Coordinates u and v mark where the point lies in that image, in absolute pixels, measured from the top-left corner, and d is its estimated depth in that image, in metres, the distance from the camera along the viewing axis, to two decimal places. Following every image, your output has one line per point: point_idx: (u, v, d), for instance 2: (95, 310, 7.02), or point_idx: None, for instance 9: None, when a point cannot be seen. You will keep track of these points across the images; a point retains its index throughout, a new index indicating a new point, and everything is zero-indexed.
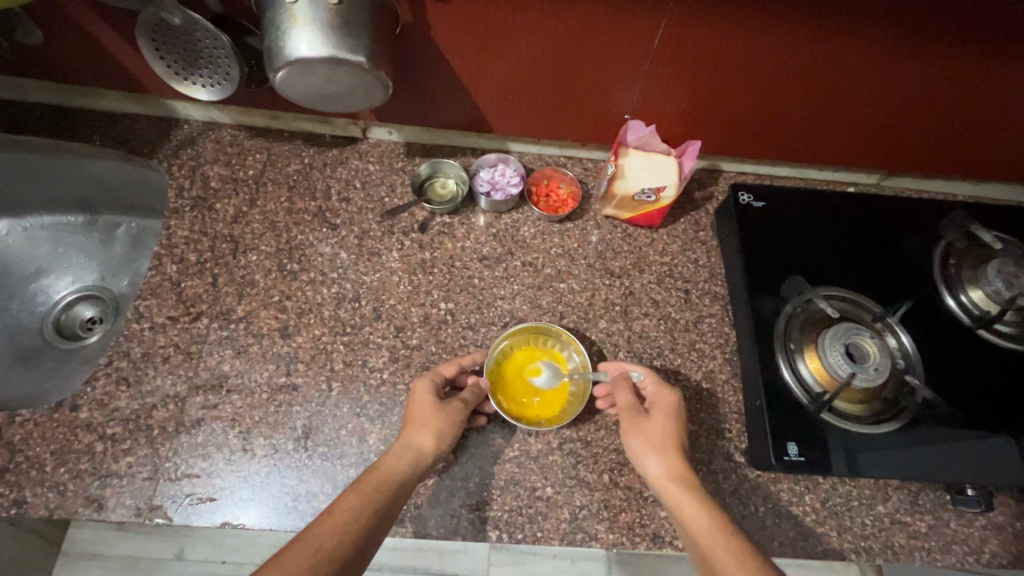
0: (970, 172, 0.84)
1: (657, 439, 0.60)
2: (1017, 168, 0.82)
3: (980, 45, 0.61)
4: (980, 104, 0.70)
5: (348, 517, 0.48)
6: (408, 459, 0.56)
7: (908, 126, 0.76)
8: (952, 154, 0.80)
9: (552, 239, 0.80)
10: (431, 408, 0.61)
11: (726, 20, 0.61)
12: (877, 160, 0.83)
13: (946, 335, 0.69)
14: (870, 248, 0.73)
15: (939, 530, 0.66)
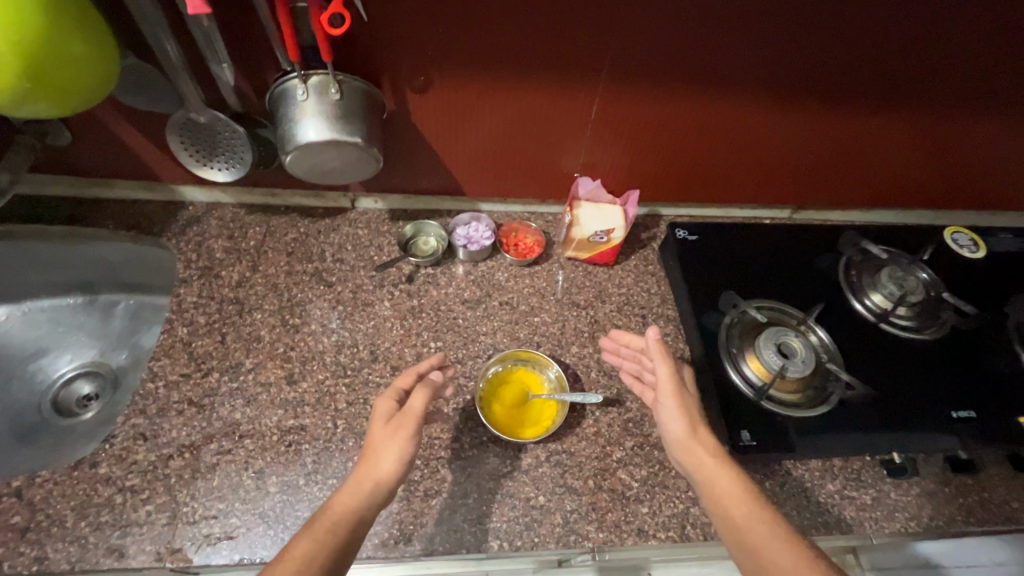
0: (859, 201, 1.02)
1: (690, 414, 0.66)
2: (893, 194, 1.01)
3: (836, 99, 0.79)
4: (852, 144, 0.89)
5: (300, 564, 0.50)
6: (364, 493, 0.58)
7: (804, 167, 0.94)
8: (841, 187, 0.98)
9: (523, 280, 0.92)
10: (387, 429, 0.63)
11: (644, 94, 0.78)
12: (785, 196, 1.00)
13: (858, 332, 0.82)
14: (787, 266, 0.88)
15: (882, 500, 0.76)
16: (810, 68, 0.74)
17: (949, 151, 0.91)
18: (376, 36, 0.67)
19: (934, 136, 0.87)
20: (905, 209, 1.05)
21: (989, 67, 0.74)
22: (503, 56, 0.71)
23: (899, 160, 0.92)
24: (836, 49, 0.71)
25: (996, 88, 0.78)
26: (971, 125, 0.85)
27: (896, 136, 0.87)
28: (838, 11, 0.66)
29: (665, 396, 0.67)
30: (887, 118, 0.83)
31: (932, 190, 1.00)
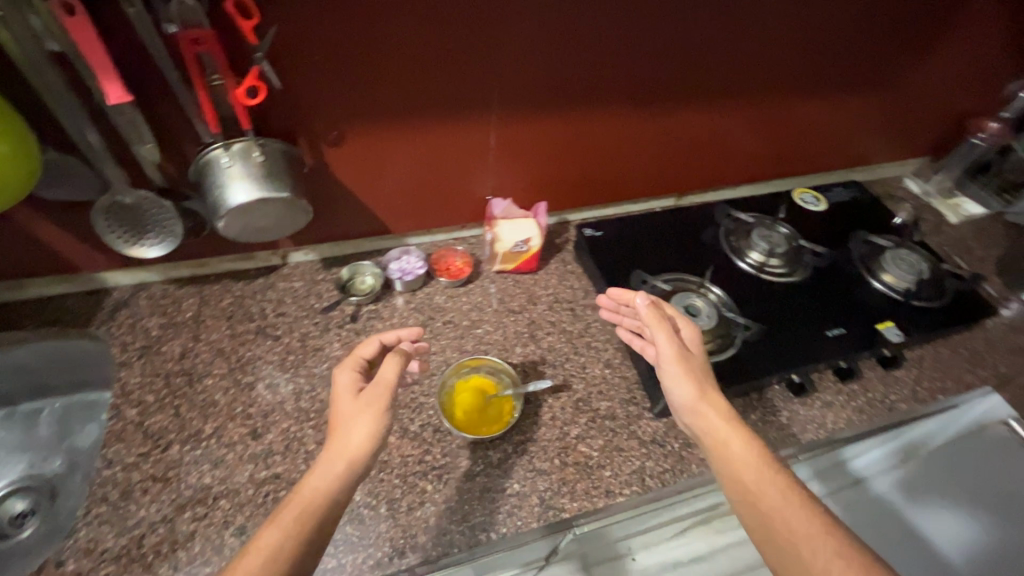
0: (727, 183, 1.20)
1: (694, 378, 0.73)
2: (752, 172, 1.20)
3: (687, 96, 0.97)
4: (710, 135, 1.07)
5: (266, 556, 0.52)
6: (336, 474, 0.59)
7: (679, 161, 1.11)
8: (710, 173, 1.16)
9: (461, 299, 1.01)
10: (361, 403, 0.64)
11: (531, 115, 0.90)
12: (668, 188, 1.16)
13: (745, 284, 0.99)
14: (679, 242, 1.04)
15: (796, 417, 0.90)
16: (662, 73, 0.91)
17: (781, 129, 1.12)
18: (293, 98, 0.75)
19: (767, 117, 1.08)
20: (763, 183, 1.25)
21: (786, 52, 0.96)
22: (409, 99, 0.81)
23: (749, 143, 1.13)
24: (676, 53, 0.89)
25: (796, 68, 1.00)
26: (790, 102, 1.07)
27: (741, 121, 1.07)
28: (668, 22, 0.84)
29: (668, 364, 0.75)
30: (730, 106, 1.03)
31: (780, 164, 1.21)
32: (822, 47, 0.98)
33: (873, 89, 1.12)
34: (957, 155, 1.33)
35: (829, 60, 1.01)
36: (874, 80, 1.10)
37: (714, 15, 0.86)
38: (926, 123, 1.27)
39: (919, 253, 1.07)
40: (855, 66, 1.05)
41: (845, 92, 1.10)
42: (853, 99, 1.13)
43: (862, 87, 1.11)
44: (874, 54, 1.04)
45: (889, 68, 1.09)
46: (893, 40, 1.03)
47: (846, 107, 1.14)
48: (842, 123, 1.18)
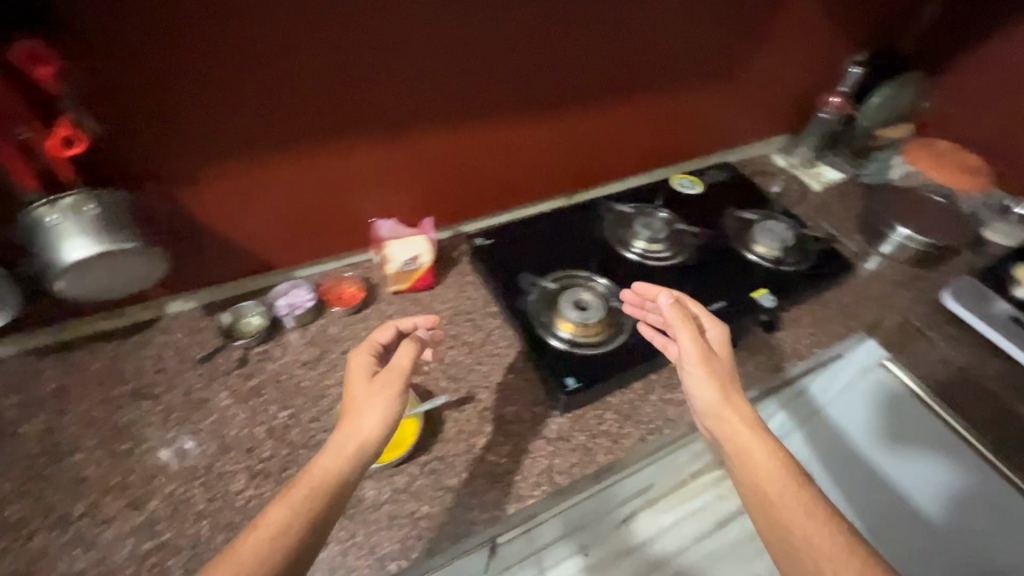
0: (615, 175, 1.25)
1: (719, 381, 0.77)
2: (636, 162, 1.25)
3: (555, 98, 1.01)
4: (587, 133, 1.12)
5: (275, 531, 0.54)
6: (348, 454, 0.63)
7: (563, 162, 1.14)
8: (596, 167, 1.20)
9: (358, 326, 0.99)
10: (380, 386, 0.68)
11: (401, 129, 0.90)
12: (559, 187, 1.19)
13: (631, 273, 1.03)
14: (568, 241, 1.07)
15: (691, 392, 0.94)
16: (525, 78, 0.94)
17: (653, 121, 1.19)
18: (130, 137, 0.71)
19: (636, 110, 1.14)
20: (649, 172, 1.30)
21: (638, 47, 1.03)
22: (268, 127, 0.79)
23: (625, 137, 1.18)
24: (534, 57, 0.93)
25: (652, 62, 1.07)
26: (655, 95, 1.14)
27: (613, 117, 1.12)
28: (519, 27, 0.88)
29: (691, 364, 0.79)
30: (599, 103, 1.08)
31: (660, 152, 1.27)
32: (670, 40, 1.05)
33: (727, 75, 1.22)
34: (811, 129, 1.46)
35: (680, 52, 1.09)
36: (726, 67, 1.19)
37: (562, 18, 0.91)
38: (780, 102, 1.39)
39: (782, 221, 1.17)
40: (705, 57, 1.14)
41: (702, 80, 1.18)
42: (712, 86, 1.22)
43: (717, 75, 1.20)
44: (720, 43, 1.13)
45: (737, 55, 1.19)
46: (734, 28, 1.13)
47: (708, 94, 1.23)
48: (707, 110, 1.26)
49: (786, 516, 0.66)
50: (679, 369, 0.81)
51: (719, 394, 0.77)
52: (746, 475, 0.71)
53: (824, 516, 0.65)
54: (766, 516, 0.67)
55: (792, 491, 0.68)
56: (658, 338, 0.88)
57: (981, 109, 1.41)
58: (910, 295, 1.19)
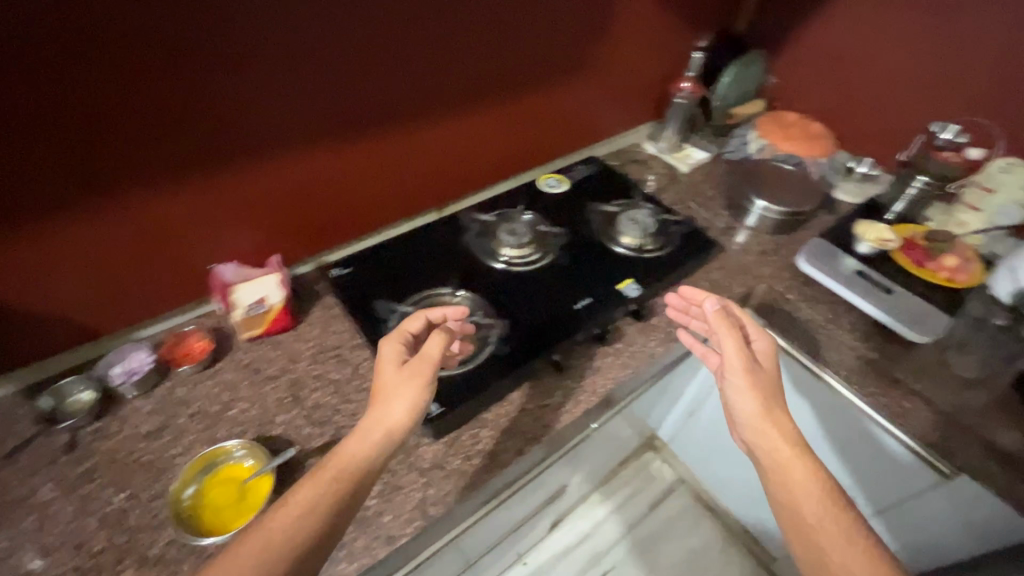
0: (480, 183, 1.26)
1: (760, 395, 0.84)
2: (499, 168, 1.27)
3: (392, 113, 1.00)
4: (438, 144, 1.11)
5: (302, 510, 0.62)
6: (378, 441, 0.69)
7: (419, 175, 1.13)
8: (457, 177, 1.21)
9: (209, 384, 0.91)
10: (409, 375, 0.73)
11: (227, 167, 0.86)
12: (423, 202, 1.19)
13: (497, 283, 1.02)
14: (429, 258, 1.05)
15: (569, 394, 0.93)
16: (357, 97, 0.93)
17: (506, 124, 1.20)
18: None
19: (486, 116, 1.15)
20: (516, 175, 1.33)
21: (470, 54, 1.03)
22: (61, 182, 0.73)
23: (482, 143, 1.19)
24: (359, 75, 0.91)
25: (489, 66, 1.08)
26: (502, 98, 1.15)
27: (462, 125, 1.13)
28: (336, 47, 0.86)
29: (734, 373, 0.85)
30: (444, 113, 1.08)
31: (522, 155, 1.29)
32: (504, 44, 1.07)
33: (576, 73, 1.25)
34: (671, 114, 1.51)
35: (518, 54, 1.11)
36: (572, 65, 1.22)
37: (380, 33, 0.90)
38: (638, 93, 1.44)
39: (642, 205, 1.21)
40: (546, 57, 1.16)
41: (550, 80, 1.21)
42: (562, 85, 1.24)
43: (564, 73, 1.22)
44: (559, 43, 1.16)
45: (580, 53, 1.22)
46: (570, 28, 1.15)
47: (560, 93, 1.25)
48: (563, 108, 1.29)
49: (814, 532, 0.73)
50: (722, 378, 0.87)
51: (760, 409, 0.83)
52: (780, 488, 0.77)
53: (853, 542, 0.71)
54: (793, 523, 0.75)
55: (819, 498, 0.75)
56: (698, 347, 0.94)
57: (818, 80, 1.51)
58: (773, 263, 1.25)
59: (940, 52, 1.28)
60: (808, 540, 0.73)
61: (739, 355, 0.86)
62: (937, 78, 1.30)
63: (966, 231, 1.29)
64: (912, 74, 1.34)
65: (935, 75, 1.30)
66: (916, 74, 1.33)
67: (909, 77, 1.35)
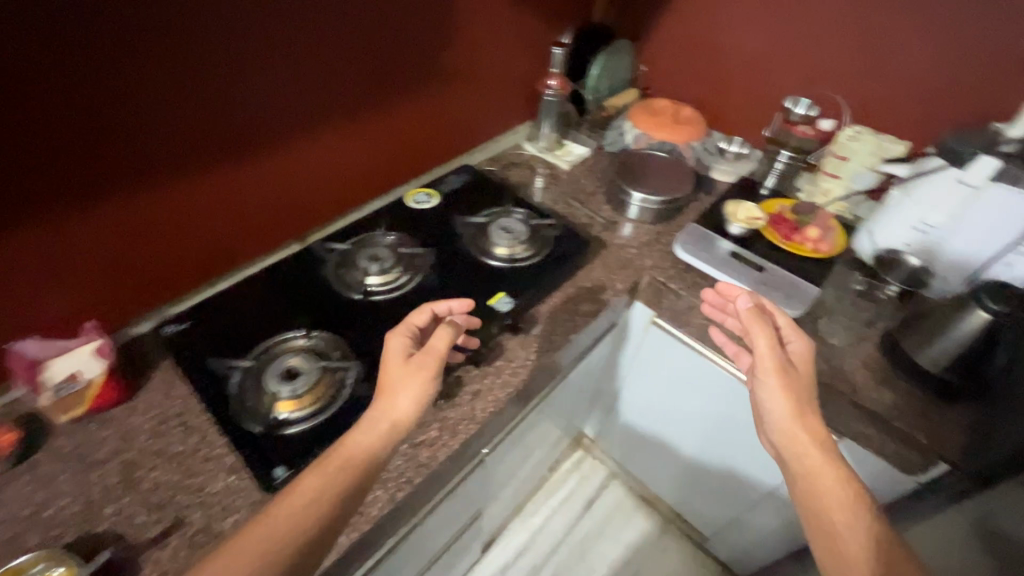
0: (348, 204, 1.20)
1: (795, 401, 0.91)
2: (367, 187, 1.22)
3: (225, 148, 0.91)
4: (288, 172, 1.04)
5: (309, 501, 0.68)
6: (385, 436, 0.75)
7: (271, 207, 1.05)
8: (320, 203, 1.14)
9: (18, 483, 0.78)
10: (413, 369, 0.79)
11: (21, 233, 0.75)
12: (283, 233, 1.11)
13: (359, 315, 0.95)
14: (281, 299, 0.97)
15: (446, 425, 0.88)
16: (179, 137, 0.84)
17: (365, 143, 1.14)
18: None
19: (340, 137, 1.08)
20: (388, 191, 1.27)
21: (308, 77, 0.96)
22: None
23: (342, 165, 1.13)
24: (177, 114, 0.82)
25: (334, 88, 1.01)
26: (356, 118, 1.09)
27: (314, 150, 1.05)
28: (139, 86, 0.76)
29: (766, 372, 0.93)
30: (288, 140, 1.00)
31: (391, 171, 1.24)
32: (346, 62, 1.00)
33: (436, 83, 1.20)
34: (545, 113, 1.48)
35: (365, 72, 1.04)
36: (430, 75, 1.17)
37: (194, 66, 0.81)
38: (508, 93, 1.42)
39: (507, 209, 1.18)
40: (399, 70, 1.10)
41: (408, 92, 1.15)
42: (422, 96, 1.19)
43: (423, 84, 1.17)
44: (410, 55, 1.11)
45: (437, 62, 1.17)
46: (420, 38, 1.10)
47: (421, 104, 1.20)
48: (428, 118, 1.24)
49: (838, 530, 0.80)
50: (755, 376, 0.95)
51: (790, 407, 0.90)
52: (805, 486, 0.86)
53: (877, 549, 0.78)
54: (814, 515, 0.83)
55: (844, 506, 0.81)
56: (730, 347, 1.07)
57: (683, 65, 1.53)
58: (656, 252, 1.25)
59: (785, 30, 1.32)
60: (816, 506, 0.84)
61: (771, 352, 0.94)
62: (786, 56, 1.34)
63: (831, 200, 1.35)
64: (764, 53, 1.37)
65: (784, 52, 1.34)
66: (768, 53, 1.37)
67: (763, 56, 1.38)
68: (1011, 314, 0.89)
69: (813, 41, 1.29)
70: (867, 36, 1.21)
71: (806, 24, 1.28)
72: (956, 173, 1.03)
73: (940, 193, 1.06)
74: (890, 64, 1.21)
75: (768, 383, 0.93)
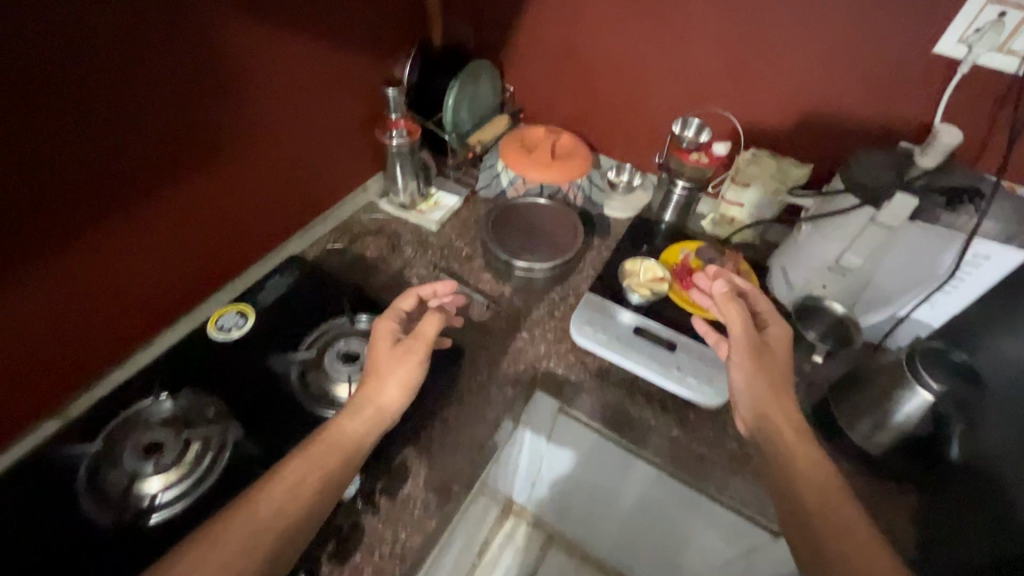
0: (159, 321, 0.89)
1: (769, 382, 0.81)
2: (181, 294, 0.91)
3: None
4: (74, 289, 0.74)
5: (295, 489, 0.64)
6: (370, 422, 0.73)
7: (34, 361, 0.73)
8: (111, 333, 0.82)
9: None
10: (400, 355, 0.78)
11: None
12: (56, 388, 0.78)
13: (134, 543, 0.66)
14: (12, 542, 0.66)
15: None
16: None
17: (184, 225, 0.85)
18: None
19: (144, 224, 0.79)
20: (217, 288, 0.98)
21: (57, 171, 0.66)
22: None
23: (134, 276, 0.81)
24: None
25: (121, 162, 0.72)
26: (152, 207, 0.79)
27: (111, 250, 0.76)
28: None
29: (739, 350, 0.84)
30: (65, 247, 0.70)
31: (212, 263, 0.94)
32: (134, 127, 0.72)
33: (270, 131, 0.94)
34: (396, 165, 1.18)
35: (164, 134, 0.76)
36: (259, 123, 0.91)
37: None
38: (346, 142, 1.12)
39: (339, 322, 0.88)
40: (215, 124, 0.83)
41: (233, 149, 0.88)
42: (254, 150, 0.92)
43: (251, 136, 0.90)
44: (228, 103, 0.84)
45: (265, 105, 0.90)
46: (238, 80, 0.83)
47: (255, 160, 0.93)
48: (267, 174, 0.97)
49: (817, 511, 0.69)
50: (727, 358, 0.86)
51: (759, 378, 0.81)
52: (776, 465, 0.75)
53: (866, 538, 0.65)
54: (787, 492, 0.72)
55: (827, 491, 0.70)
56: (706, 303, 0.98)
57: (556, 84, 1.30)
58: (550, 331, 1.03)
59: (660, 41, 1.11)
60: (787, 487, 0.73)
61: (739, 324, 0.86)
62: (666, 70, 1.14)
63: (736, 229, 1.18)
64: (642, 68, 1.17)
65: (663, 66, 1.14)
66: (645, 69, 1.16)
67: (640, 71, 1.17)
68: (952, 390, 0.76)
69: (692, 52, 1.09)
70: (751, 45, 1.02)
71: (682, 33, 1.08)
72: (868, 211, 0.88)
73: (852, 232, 0.92)
74: (779, 76, 1.03)
75: (737, 361, 0.84)
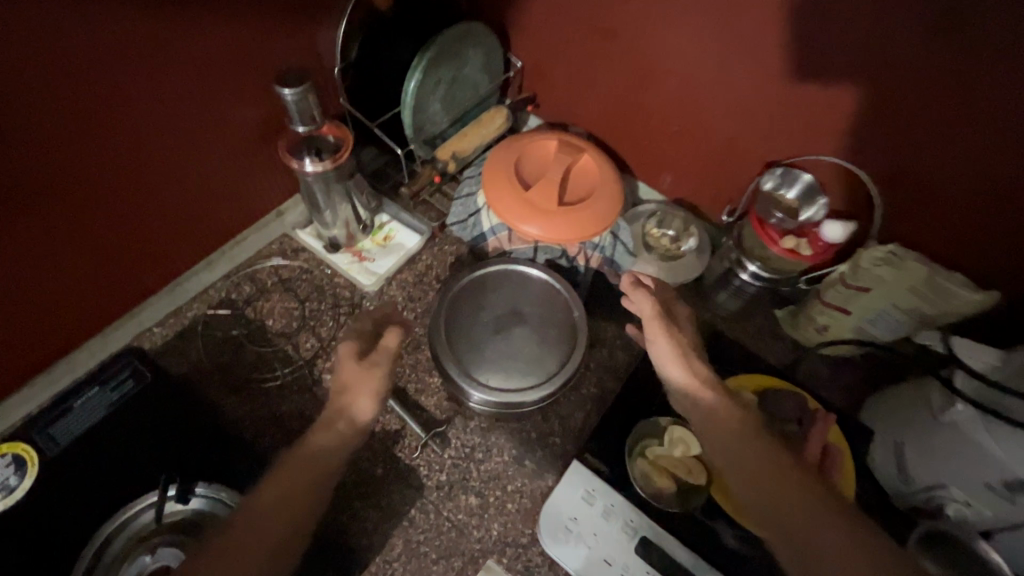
0: None
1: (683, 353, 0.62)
2: None
3: None
4: None
5: (290, 497, 0.51)
6: (349, 428, 0.57)
7: None
8: None
9: None
10: (361, 369, 0.59)
11: None
12: None
13: None
14: None
15: None
16: None
17: (23, 267, 0.57)
18: None
19: None
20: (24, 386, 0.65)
21: None
22: None
23: None
24: None
25: None
26: None
27: None
28: None
29: (651, 328, 0.64)
30: None
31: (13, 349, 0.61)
32: None
33: (175, 130, 0.62)
34: (316, 194, 0.77)
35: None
36: (157, 119, 0.59)
37: None
38: (252, 154, 0.73)
39: (142, 523, 0.59)
40: (74, 121, 0.53)
41: (113, 157, 0.58)
42: (151, 159, 0.62)
43: (144, 139, 0.60)
44: (100, 90, 0.53)
45: (169, 93, 0.59)
46: (119, 54, 0.52)
47: (154, 172, 0.63)
48: (174, 190, 0.67)
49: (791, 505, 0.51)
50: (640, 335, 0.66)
51: (675, 347, 0.62)
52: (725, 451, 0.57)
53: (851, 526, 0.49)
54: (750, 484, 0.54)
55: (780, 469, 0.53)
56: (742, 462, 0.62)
57: (586, 73, 0.83)
58: (511, 497, 0.68)
59: (770, 34, 0.63)
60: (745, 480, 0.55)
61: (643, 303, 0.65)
62: (770, 84, 0.67)
63: (828, 340, 0.77)
64: (729, 73, 0.69)
65: (767, 77, 0.67)
66: (734, 75, 0.69)
67: (725, 78, 0.70)
68: None
69: (828, 62, 0.61)
70: (946, 75, 0.55)
71: (817, 28, 0.60)
72: None
73: None
74: (983, 135, 0.56)
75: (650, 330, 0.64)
